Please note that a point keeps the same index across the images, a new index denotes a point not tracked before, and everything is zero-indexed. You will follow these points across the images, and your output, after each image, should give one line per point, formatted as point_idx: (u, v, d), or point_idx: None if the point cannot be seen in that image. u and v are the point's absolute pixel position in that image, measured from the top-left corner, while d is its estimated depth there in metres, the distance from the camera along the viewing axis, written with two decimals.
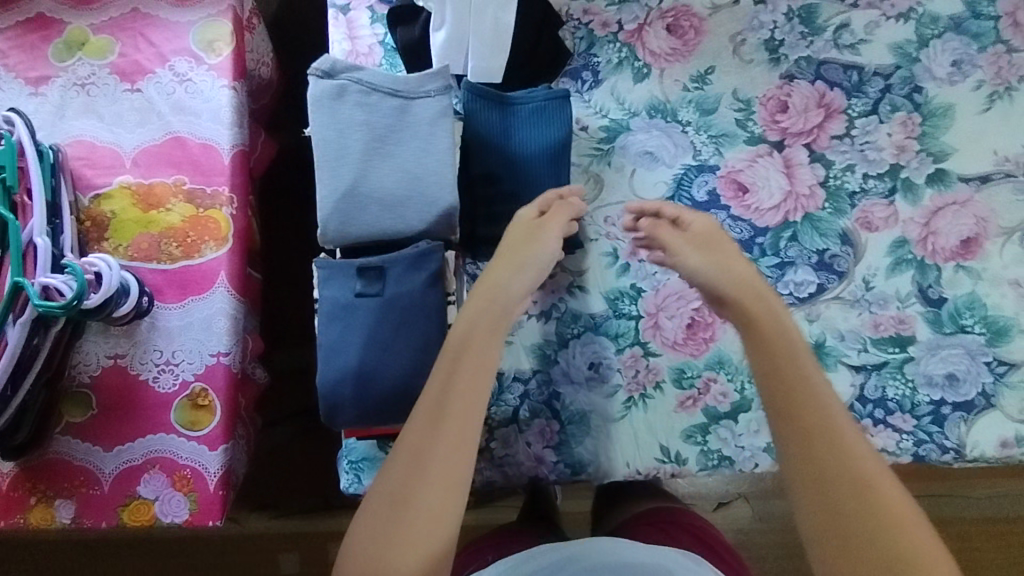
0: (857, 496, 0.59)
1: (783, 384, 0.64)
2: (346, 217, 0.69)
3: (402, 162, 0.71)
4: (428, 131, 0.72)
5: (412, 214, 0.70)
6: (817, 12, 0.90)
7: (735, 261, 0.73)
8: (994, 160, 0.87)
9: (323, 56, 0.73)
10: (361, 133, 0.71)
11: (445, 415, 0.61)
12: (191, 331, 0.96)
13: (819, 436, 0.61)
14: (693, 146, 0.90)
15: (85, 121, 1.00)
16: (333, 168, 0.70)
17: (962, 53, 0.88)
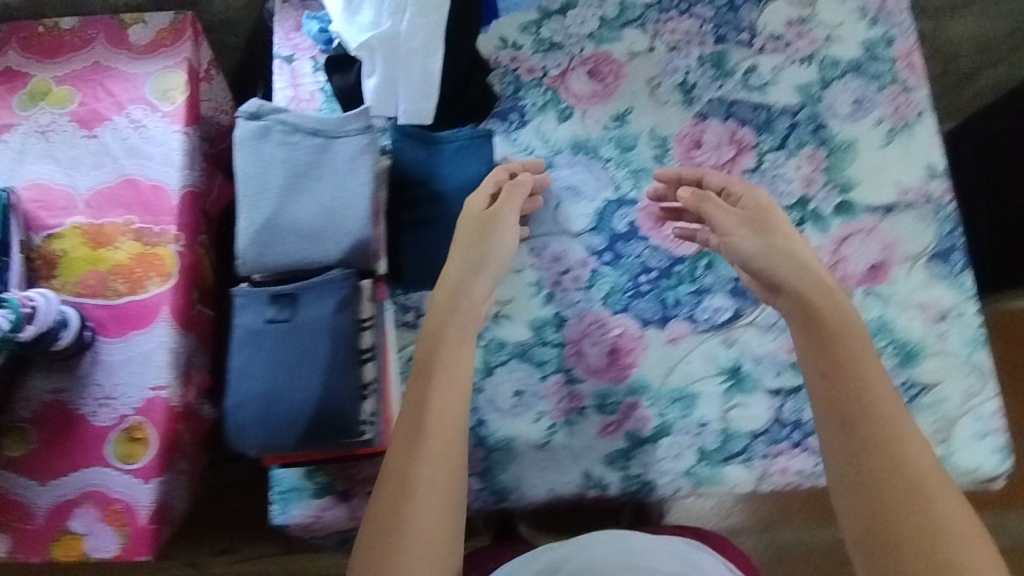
0: (907, 489, 0.58)
1: (841, 371, 0.65)
2: (263, 248, 0.73)
3: (319, 197, 0.75)
4: (347, 167, 0.77)
5: (327, 245, 0.74)
6: (726, 58, 0.98)
7: (797, 249, 0.75)
8: (897, 190, 0.92)
9: (250, 99, 0.78)
10: (282, 169, 0.76)
11: (424, 428, 0.67)
12: (132, 365, 0.97)
13: (874, 426, 0.62)
14: (614, 180, 0.94)
15: (43, 165, 1.05)
16: (254, 202, 0.74)
17: (863, 92, 0.95)
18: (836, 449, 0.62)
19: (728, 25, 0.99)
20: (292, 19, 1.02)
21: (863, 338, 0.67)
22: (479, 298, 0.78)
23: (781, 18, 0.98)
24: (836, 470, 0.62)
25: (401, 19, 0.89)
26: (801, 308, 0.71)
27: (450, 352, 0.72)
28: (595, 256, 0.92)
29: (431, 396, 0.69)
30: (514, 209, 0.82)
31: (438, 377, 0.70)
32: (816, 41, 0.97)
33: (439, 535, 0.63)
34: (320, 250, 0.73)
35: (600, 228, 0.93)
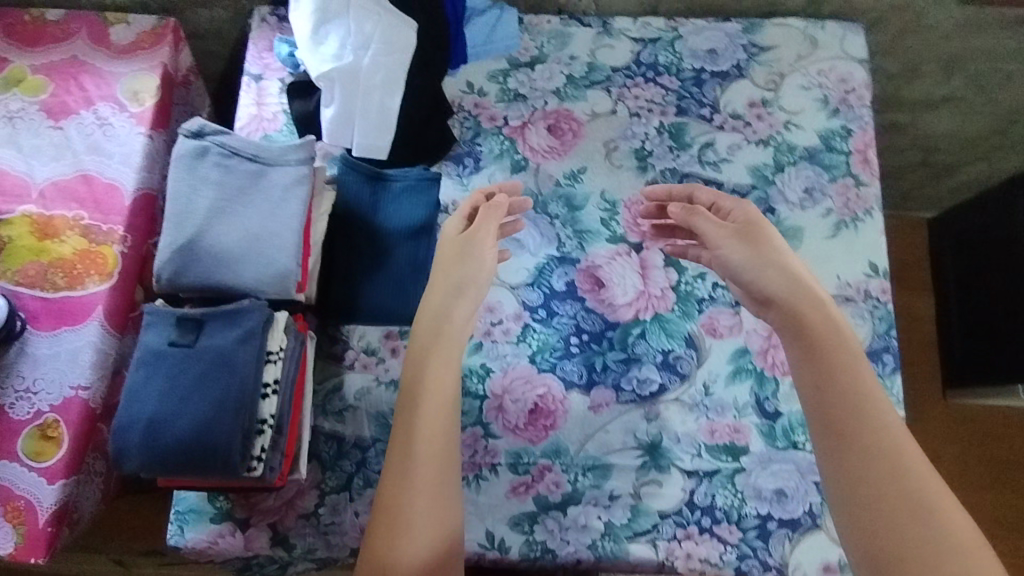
0: (913, 505, 0.59)
1: (831, 389, 0.67)
2: (180, 268, 0.72)
3: (245, 224, 0.75)
4: (280, 197, 0.77)
5: (245, 273, 0.73)
6: (685, 130, 0.99)
7: (786, 261, 0.74)
8: (837, 284, 0.92)
9: (195, 118, 0.79)
10: (212, 191, 0.75)
11: (413, 456, 0.67)
12: (56, 361, 0.96)
13: (870, 442, 0.63)
14: (558, 238, 0.94)
15: (5, 151, 1.05)
16: (178, 221, 0.74)
17: (814, 181, 0.96)
18: (835, 467, 0.63)
19: (690, 99, 1.00)
20: (266, 39, 1.03)
21: (854, 353, 0.69)
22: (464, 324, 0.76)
23: (742, 98, 1.00)
24: (836, 490, 0.63)
25: (366, 56, 0.91)
26: (792, 325, 0.71)
27: (437, 379, 0.72)
28: (529, 311, 0.92)
29: (419, 424, 0.69)
30: (490, 229, 0.80)
31: (425, 404, 0.70)
32: (775, 125, 0.98)
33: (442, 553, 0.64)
34: (238, 277, 0.73)
35: (538, 284, 0.93)
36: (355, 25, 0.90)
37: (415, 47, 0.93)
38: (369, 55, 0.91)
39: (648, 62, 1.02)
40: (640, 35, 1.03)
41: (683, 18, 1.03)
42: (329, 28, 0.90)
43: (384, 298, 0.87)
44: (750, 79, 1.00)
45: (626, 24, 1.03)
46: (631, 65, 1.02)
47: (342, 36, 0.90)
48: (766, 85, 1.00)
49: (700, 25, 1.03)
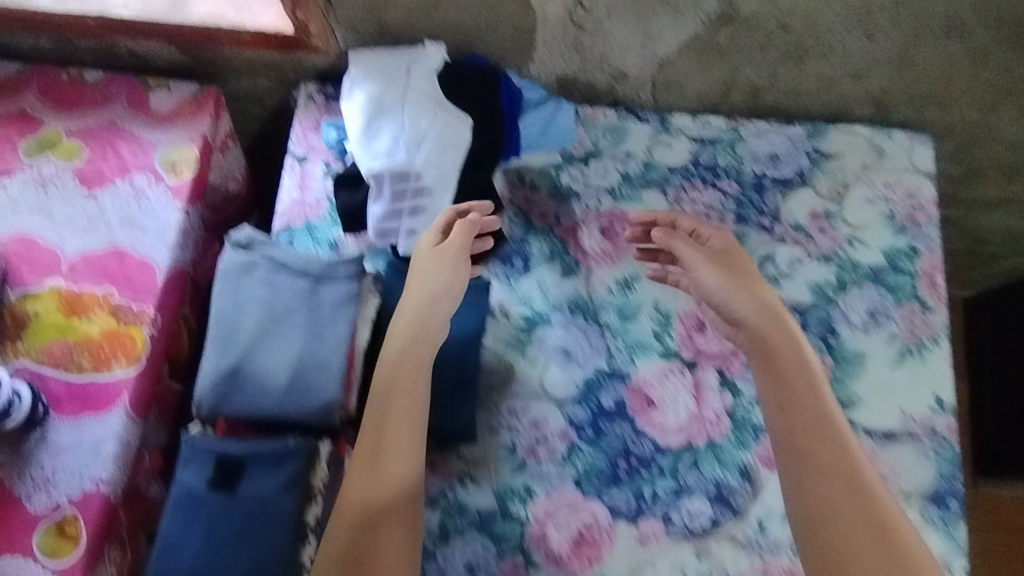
0: (867, 514, 0.68)
1: (795, 413, 0.73)
2: (223, 397, 0.69)
3: (290, 347, 0.71)
4: (328, 317, 0.73)
5: (290, 404, 0.70)
6: (744, 240, 0.95)
7: (756, 289, 0.80)
8: (900, 418, 0.89)
9: (243, 226, 0.75)
10: (258, 310, 0.72)
11: (379, 475, 0.67)
12: (78, 453, 0.92)
13: (827, 459, 0.71)
14: (608, 350, 0.91)
15: (35, 219, 1.00)
16: (222, 345, 0.70)
17: (878, 304, 0.92)
18: (800, 489, 0.70)
19: (750, 206, 0.96)
20: (312, 118, 0.98)
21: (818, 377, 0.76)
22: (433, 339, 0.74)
23: (805, 209, 0.96)
24: (800, 508, 0.70)
25: (419, 149, 0.86)
26: (761, 351, 0.78)
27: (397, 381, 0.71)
28: (576, 429, 0.88)
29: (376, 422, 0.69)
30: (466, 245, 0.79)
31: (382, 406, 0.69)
32: (838, 239, 0.94)
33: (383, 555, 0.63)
34: (283, 408, 0.69)
35: (586, 400, 0.89)
36: (410, 122, 0.87)
37: (470, 146, 0.89)
38: (421, 148, 0.87)
39: (707, 164, 0.98)
40: (700, 134, 0.98)
41: (745, 118, 0.99)
42: (382, 119, 0.87)
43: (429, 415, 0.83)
44: (813, 188, 0.96)
45: (685, 122, 0.99)
46: (688, 166, 0.98)
47: (394, 131, 0.86)
48: (830, 196, 0.96)
49: (762, 127, 0.98)
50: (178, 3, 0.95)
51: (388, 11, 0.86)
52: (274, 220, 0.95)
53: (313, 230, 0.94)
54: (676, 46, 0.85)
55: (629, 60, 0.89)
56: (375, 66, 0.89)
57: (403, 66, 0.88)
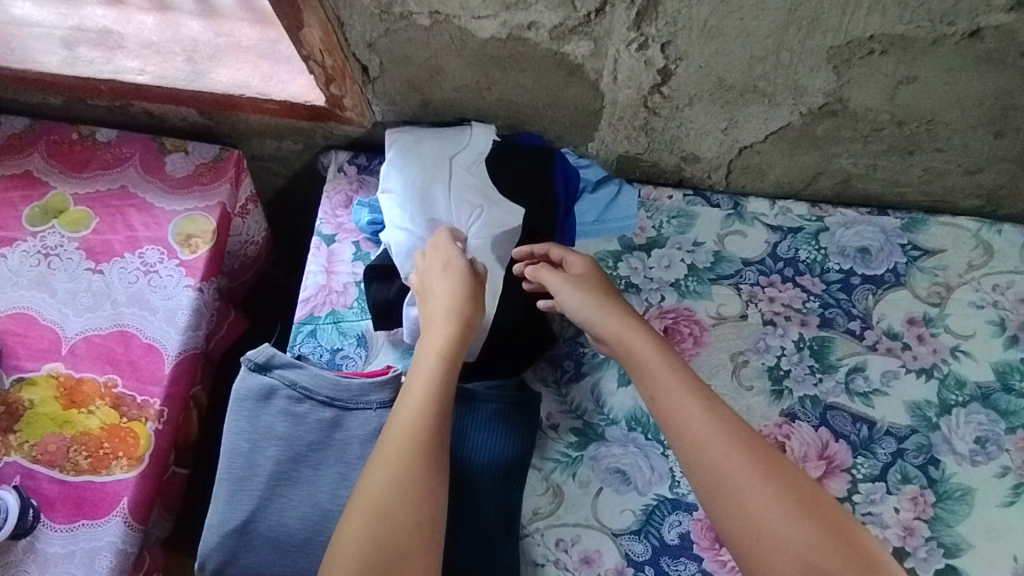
0: (787, 489, 0.63)
1: (668, 396, 0.68)
2: (232, 555, 0.63)
3: (313, 495, 0.65)
4: (358, 454, 0.66)
5: (310, 563, 0.63)
6: (829, 348, 0.82)
7: (611, 298, 0.76)
8: (1013, 569, 0.73)
9: (262, 345, 0.71)
10: (276, 448, 0.66)
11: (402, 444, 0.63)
12: (70, 564, 0.79)
13: (723, 447, 0.65)
14: (672, 474, 0.77)
15: (34, 293, 0.90)
16: (233, 491, 0.65)
17: (987, 429, 0.79)
18: (700, 474, 0.64)
19: (836, 308, 0.84)
20: (343, 193, 0.90)
21: (674, 351, 0.72)
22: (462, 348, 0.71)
23: (900, 313, 0.83)
24: (710, 495, 0.64)
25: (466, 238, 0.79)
26: (623, 347, 0.73)
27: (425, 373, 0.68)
28: (634, 567, 0.74)
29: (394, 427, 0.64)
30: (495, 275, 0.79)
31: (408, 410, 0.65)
32: (940, 350, 0.82)
33: (403, 514, 0.59)
34: (300, 568, 0.63)
35: (645, 534, 0.75)
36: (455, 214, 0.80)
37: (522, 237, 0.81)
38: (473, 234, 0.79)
39: (786, 256, 0.86)
40: (779, 222, 0.88)
41: (830, 206, 0.89)
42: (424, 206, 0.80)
43: (463, 554, 0.72)
44: (909, 288, 0.84)
45: (761, 208, 0.88)
46: (765, 258, 0.86)
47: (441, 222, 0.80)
48: (929, 298, 0.84)
49: (850, 217, 0.88)
50: (199, 67, 0.86)
51: (433, 89, 0.80)
52: (296, 308, 0.83)
53: (340, 321, 0.82)
54: (764, 135, 0.79)
55: (706, 147, 0.83)
56: (411, 149, 0.82)
57: (443, 148, 0.81)
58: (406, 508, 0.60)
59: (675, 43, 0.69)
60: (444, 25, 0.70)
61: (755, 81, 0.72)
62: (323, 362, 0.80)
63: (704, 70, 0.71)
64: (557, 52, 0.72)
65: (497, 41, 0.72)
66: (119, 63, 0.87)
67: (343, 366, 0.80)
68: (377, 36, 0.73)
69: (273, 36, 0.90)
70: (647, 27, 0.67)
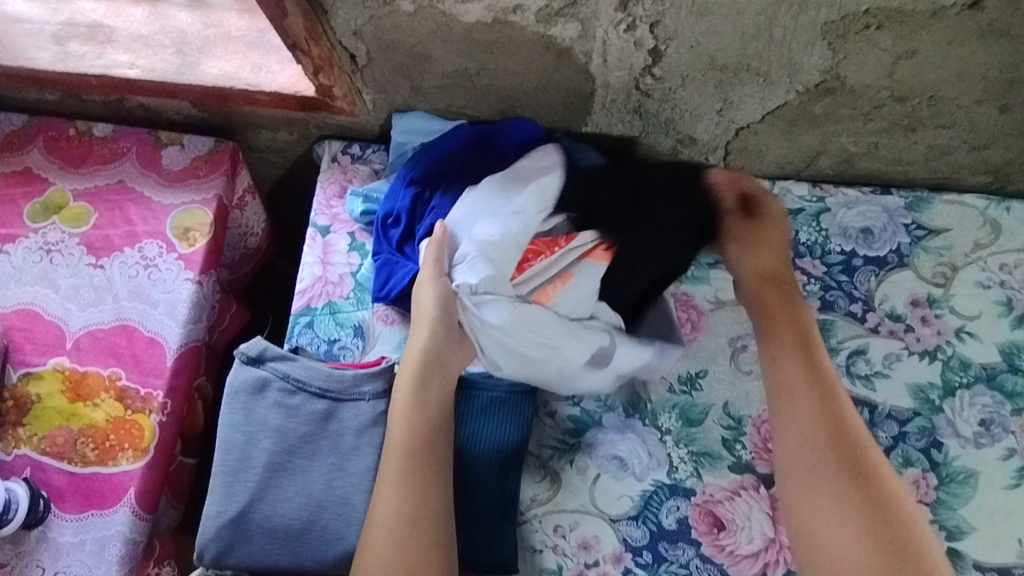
0: (865, 493, 0.64)
1: (787, 380, 0.72)
2: (230, 545, 0.64)
3: (308, 486, 0.66)
4: (351, 445, 0.67)
5: (306, 552, 0.64)
6: (830, 331, 0.81)
7: (779, 265, 0.80)
8: (1018, 551, 0.73)
9: (256, 338, 0.72)
10: (270, 440, 0.67)
11: (406, 446, 0.65)
12: (81, 553, 0.81)
13: (813, 429, 0.68)
14: (670, 460, 0.77)
15: (38, 289, 0.91)
16: (229, 482, 0.66)
17: (993, 412, 0.77)
18: (791, 463, 0.68)
19: (837, 290, 0.83)
20: (337, 183, 0.90)
21: (818, 350, 0.74)
22: (433, 311, 0.71)
23: (904, 295, 0.82)
24: (791, 486, 0.67)
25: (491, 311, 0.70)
26: (767, 314, 0.77)
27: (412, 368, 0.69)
28: (632, 552, 0.74)
29: (395, 409, 0.67)
30: (432, 267, 0.72)
31: (404, 375, 0.69)
32: (944, 332, 0.80)
33: (417, 510, 0.62)
34: (295, 557, 0.64)
35: (642, 519, 0.75)
36: (540, 333, 0.71)
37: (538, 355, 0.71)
38: (541, 369, 0.72)
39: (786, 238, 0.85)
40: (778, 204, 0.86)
41: (831, 186, 0.87)
42: (489, 312, 0.70)
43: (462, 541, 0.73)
44: (913, 269, 0.83)
45: None
46: None
47: (436, 208, 0.79)
48: (933, 279, 0.82)
49: (853, 197, 0.86)
50: (188, 60, 0.86)
51: (421, 76, 0.79)
52: (293, 299, 0.83)
53: (337, 312, 0.82)
54: (761, 115, 0.78)
55: (702, 128, 0.81)
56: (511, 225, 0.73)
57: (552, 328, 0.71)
58: (414, 503, 0.62)
59: (664, 23, 0.67)
60: (428, 10, 0.70)
61: (749, 59, 0.70)
62: (320, 353, 0.81)
63: (695, 50, 0.70)
64: (544, 35, 0.71)
65: (483, 25, 0.71)
66: (109, 57, 0.87)
67: (341, 357, 0.80)
68: (361, 23, 0.73)
69: (261, 26, 0.89)
70: (634, 7, 0.66)
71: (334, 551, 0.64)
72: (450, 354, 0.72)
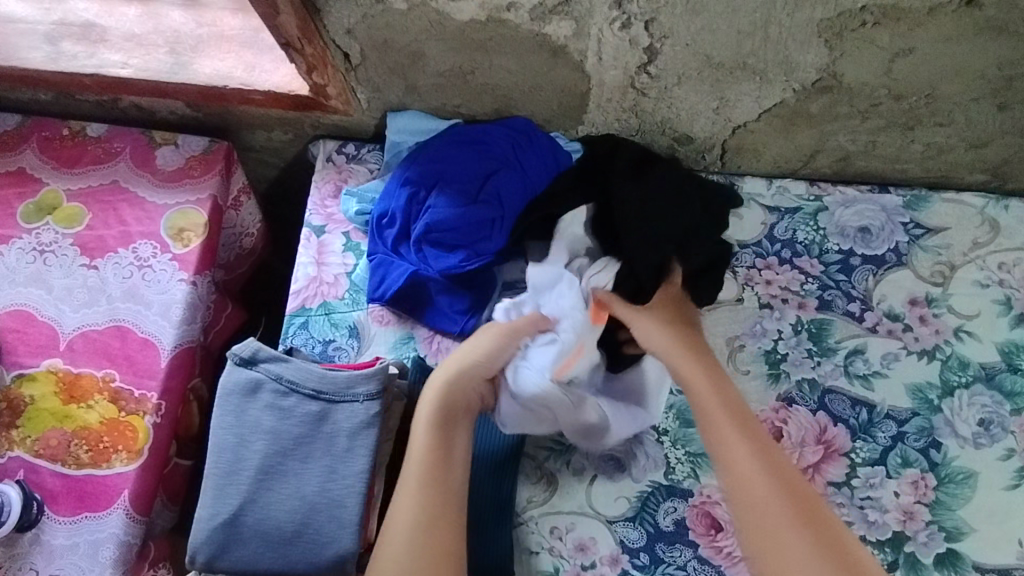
0: (824, 539, 0.61)
1: (719, 430, 0.68)
2: (223, 546, 0.64)
3: (302, 487, 0.65)
4: (345, 446, 0.67)
5: (300, 553, 0.63)
6: (828, 330, 0.81)
7: (686, 325, 0.75)
8: (1017, 551, 0.72)
9: (248, 339, 0.71)
10: (263, 441, 0.67)
11: (426, 462, 0.67)
12: (75, 556, 0.80)
13: (757, 480, 0.64)
14: (667, 461, 0.77)
15: (32, 290, 0.90)
16: (222, 484, 0.65)
17: (991, 411, 0.77)
18: (742, 521, 0.64)
19: (835, 289, 0.82)
20: (332, 183, 0.89)
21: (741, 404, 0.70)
22: (481, 352, 0.73)
23: (902, 294, 0.82)
24: (751, 549, 0.62)
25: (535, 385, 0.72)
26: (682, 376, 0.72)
27: (439, 386, 0.72)
28: (629, 554, 0.73)
29: (419, 426, 0.70)
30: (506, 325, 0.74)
31: (427, 404, 0.71)
32: (943, 331, 0.80)
33: (433, 524, 0.64)
34: (289, 558, 0.63)
35: (639, 520, 0.74)
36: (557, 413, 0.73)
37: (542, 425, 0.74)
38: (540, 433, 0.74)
39: (784, 238, 0.84)
40: (776, 203, 0.86)
41: (829, 184, 0.87)
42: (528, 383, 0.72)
43: None
44: (912, 268, 0.82)
45: (758, 188, 0.87)
46: (762, 241, 0.85)
47: (432, 209, 0.79)
48: (932, 278, 0.82)
49: (851, 195, 0.86)
50: (182, 59, 0.86)
51: (416, 75, 0.79)
52: (287, 300, 0.82)
53: (331, 312, 0.82)
54: (758, 113, 0.77)
55: (698, 127, 0.80)
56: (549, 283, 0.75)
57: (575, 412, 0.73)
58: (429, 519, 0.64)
59: (658, 20, 0.67)
60: (422, 8, 0.69)
61: (745, 58, 0.70)
62: (315, 353, 0.80)
63: (690, 48, 0.69)
64: (539, 33, 0.70)
65: (477, 23, 0.70)
66: (102, 56, 0.87)
67: (336, 358, 0.80)
68: (354, 21, 0.73)
69: (255, 25, 0.89)
70: (628, 5, 0.66)
71: (329, 552, 0.63)
72: (475, 387, 0.73)
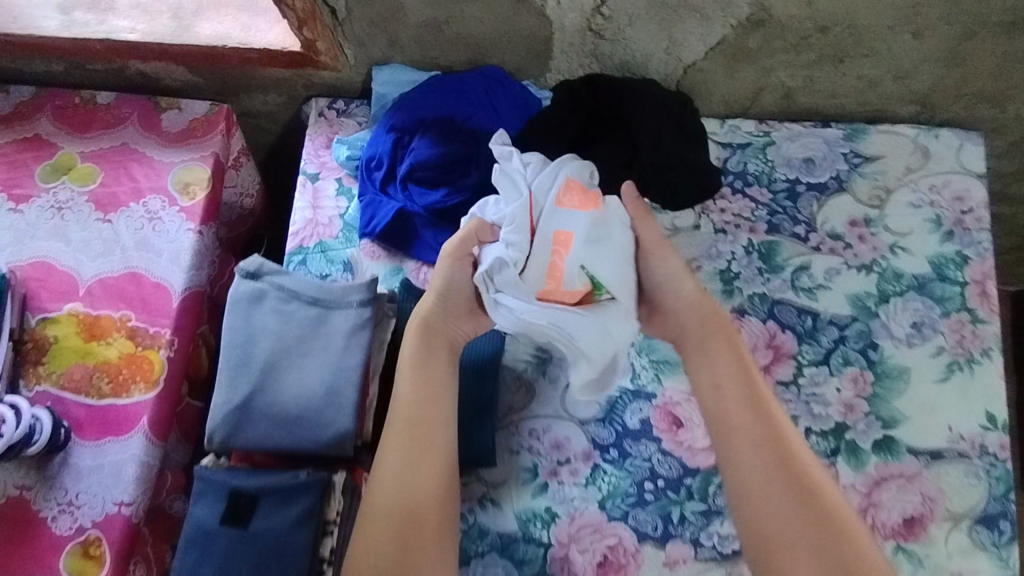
0: (801, 495, 0.67)
1: (724, 398, 0.74)
2: (236, 433, 0.72)
3: (304, 384, 0.73)
4: (341, 348, 0.75)
5: (304, 438, 0.72)
6: (777, 250, 0.89)
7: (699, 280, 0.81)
8: (948, 436, 0.81)
9: (253, 257, 0.80)
10: (268, 349, 0.75)
11: (412, 389, 0.75)
12: (100, 475, 0.88)
13: (746, 441, 0.71)
14: (632, 368, 0.85)
15: (51, 243, 0.99)
16: (232, 386, 0.74)
17: (924, 315, 0.86)
18: (731, 479, 0.71)
19: (783, 214, 0.91)
20: (324, 135, 0.97)
21: (748, 360, 0.77)
22: (445, 286, 0.79)
23: (843, 216, 0.90)
24: (738, 505, 0.70)
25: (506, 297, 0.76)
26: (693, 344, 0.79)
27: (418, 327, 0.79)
28: (600, 450, 0.82)
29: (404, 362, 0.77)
30: (453, 253, 0.79)
31: (410, 334, 0.79)
32: (880, 247, 0.89)
33: (422, 445, 0.72)
34: (294, 440, 0.72)
35: (609, 420, 0.83)
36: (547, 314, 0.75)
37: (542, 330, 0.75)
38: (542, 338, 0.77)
39: (736, 170, 0.93)
40: (728, 139, 0.94)
41: (777, 121, 0.96)
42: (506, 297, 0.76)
43: None
44: (851, 193, 0.91)
45: (711, 127, 0.95)
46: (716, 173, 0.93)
47: (415, 150, 0.88)
48: (870, 201, 0.91)
49: (795, 130, 0.94)
50: (184, 23, 0.94)
51: (396, 27, 0.87)
52: (286, 240, 0.91)
53: (327, 249, 0.90)
54: (705, 52, 0.86)
55: (654, 68, 0.89)
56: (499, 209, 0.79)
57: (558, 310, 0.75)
58: (419, 441, 0.72)
59: None
60: None
61: None
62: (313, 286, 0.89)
63: None
64: None
65: None
66: (111, 23, 0.95)
67: None
68: None
69: None
70: None
71: (329, 438, 0.71)
72: (452, 316, 0.81)
